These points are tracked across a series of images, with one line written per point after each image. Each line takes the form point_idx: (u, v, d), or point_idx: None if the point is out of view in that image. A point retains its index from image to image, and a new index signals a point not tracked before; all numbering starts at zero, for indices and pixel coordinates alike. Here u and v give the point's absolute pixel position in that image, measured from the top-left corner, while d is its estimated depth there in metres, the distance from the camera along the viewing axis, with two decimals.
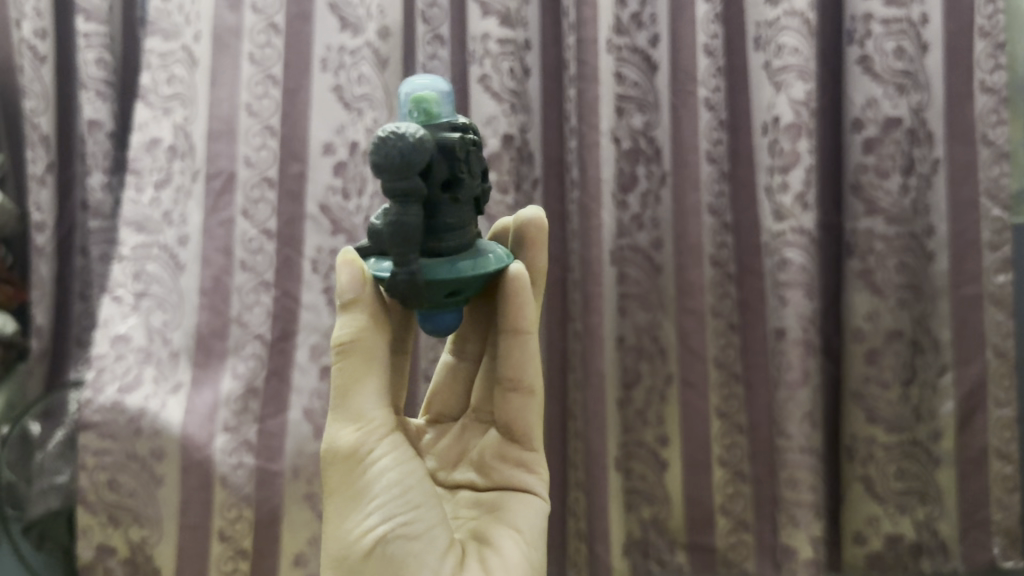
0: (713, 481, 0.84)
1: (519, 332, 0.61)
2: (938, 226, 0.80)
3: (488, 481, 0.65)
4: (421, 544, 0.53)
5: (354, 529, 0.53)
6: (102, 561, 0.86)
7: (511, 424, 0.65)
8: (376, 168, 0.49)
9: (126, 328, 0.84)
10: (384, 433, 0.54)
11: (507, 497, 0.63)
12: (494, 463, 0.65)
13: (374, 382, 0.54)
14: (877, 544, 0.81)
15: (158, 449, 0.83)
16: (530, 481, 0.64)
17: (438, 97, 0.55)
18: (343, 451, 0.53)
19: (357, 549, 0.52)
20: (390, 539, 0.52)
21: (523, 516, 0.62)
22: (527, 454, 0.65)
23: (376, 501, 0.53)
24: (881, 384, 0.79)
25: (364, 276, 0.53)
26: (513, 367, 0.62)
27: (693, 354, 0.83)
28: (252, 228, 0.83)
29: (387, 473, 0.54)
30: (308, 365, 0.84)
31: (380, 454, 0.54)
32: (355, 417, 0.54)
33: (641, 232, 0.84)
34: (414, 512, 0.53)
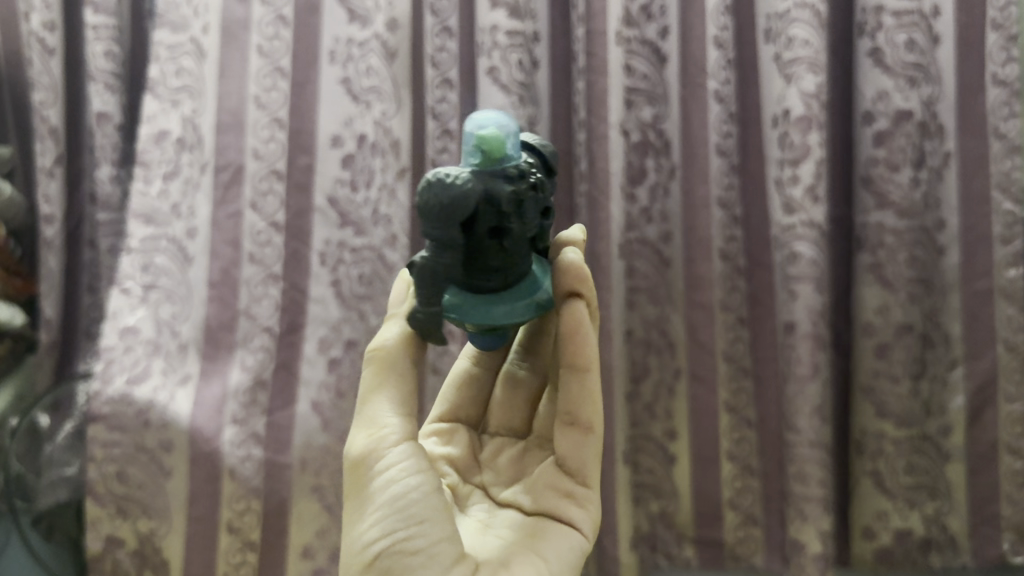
0: (722, 475, 0.84)
1: (577, 370, 0.58)
2: (949, 220, 0.79)
3: (534, 508, 0.62)
4: (418, 560, 0.51)
5: (359, 538, 0.53)
6: (110, 552, 0.86)
7: (566, 459, 0.62)
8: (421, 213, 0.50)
9: (134, 320, 0.83)
10: (396, 445, 0.54)
11: (546, 528, 0.60)
12: (543, 492, 0.62)
13: (388, 389, 0.55)
14: (886, 539, 0.80)
15: (166, 441, 0.83)
16: (575, 516, 0.61)
17: (498, 134, 0.52)
18: (352, 460, 0.55)
19: (359, 559, 0.53)
20: (388, 553, 0.51)
21: (553, 547, 0.58)
22: (579, 488, 0.62)
23: (378, 512, 0.53)
24: (890, 378, 0.79)
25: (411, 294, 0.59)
26: (572, 403, 0.60)
27: (702, 348, 0.83)
28: (261, 220, 0.83)
29: (391, 485, 0.53)
30: (316, 357, 0.83)
31: (389, 463, 0.54)
32: (371, 426, 0.55)
33: (650, 225, 0.84)
34: (415, 527, 0.52)
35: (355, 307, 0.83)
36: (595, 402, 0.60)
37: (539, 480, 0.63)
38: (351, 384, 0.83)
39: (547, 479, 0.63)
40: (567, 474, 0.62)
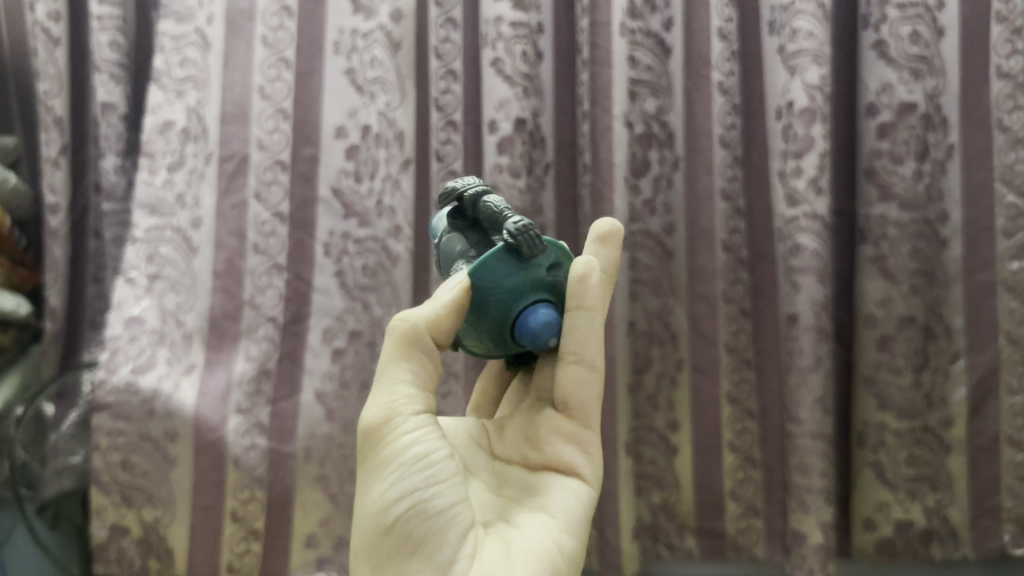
0: (724, 466, 0.84)
1: (580, 310, 0.54)
2: (952, 212, 0.80)
3: (538, 460, 0.59)
4: (439, 518, 0.51)
5: (376, 498, 0.51)
6: (115, 541, 0.84)
7: (570, 400, 0.58)
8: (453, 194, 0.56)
9: (139, 310, 0.82)
10: (415, 409, 0.53)
11: (549, 484, 0.58)
12: (546, 441, 0.59)
13: (409, 368, 0.53)
14: (887, 530, 0.80)
15: (171, 430, 0.82)
16: (581, 466, 0.58)
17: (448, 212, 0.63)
18: (371, 421, 0.52)
19: (377, 519, 0.50)
20: (410, 512, 0.50)
21: (559, 501, 0.56)
22: (582, 432, 0.59)
23: (400, 472, 0.51)
24: (893, 369, 0.79)
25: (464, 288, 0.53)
26: (576, 342, 0.55)
27: (705, 339, 0.83)
28: (265, 211, 0.83)
29: (412, 447, 0.51)
30: (320, 347, 0.84)
31: (410, 426, 0.52)
32: (388, 393, 0.53)
33: (653, 217, 0.84)
34: (436, 485, 0.51)
35: (358, 298, 0.84)
36: (598, 338, 0.55)
37: (542, 424, 0.60)
38: (355, 373, 0.84)
39: (550, 425, 0.59)
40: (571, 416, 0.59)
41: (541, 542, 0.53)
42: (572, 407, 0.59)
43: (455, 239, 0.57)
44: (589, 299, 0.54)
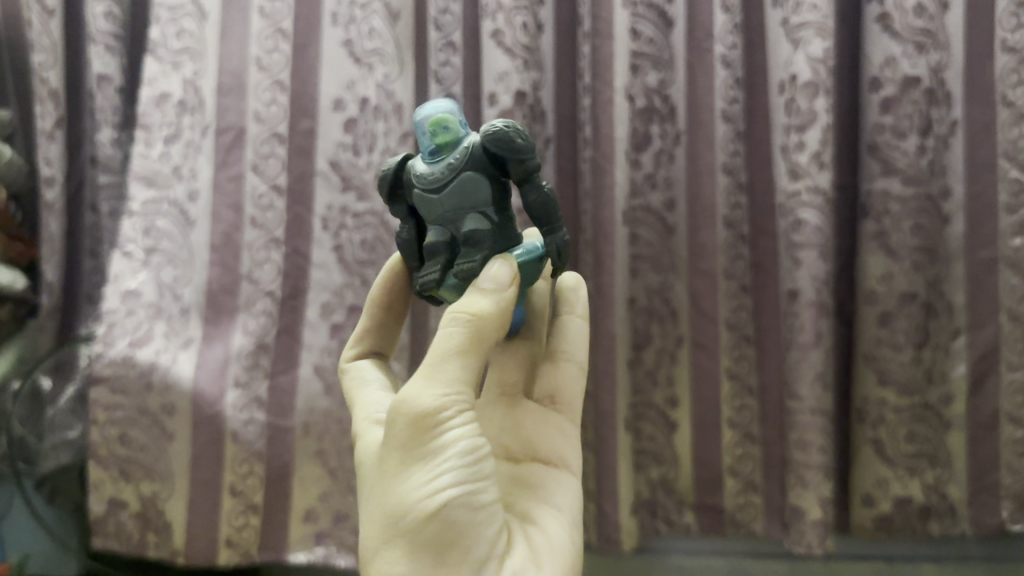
0: (723, 441, 0.84)
1: (569, 311, 0.68)
2: (955, 188, 0.80)
3: (526, 454, 0.64)
4: (479, 517, 0.50)
5: (420, 488, 0.48)
6: (113, 515, 0.84)
7: (558, 395, 0.67)
8: (518, 153, 0.54)
9: (136, 284, 0.81)
10: (463, 402, 0.50)
11: (544, 473, 0.63)
12: (534, 432, 0.65)
13: (463, 358, 0.51)
14: (886, 506, 0.80)
15: (169, 404, 0.81)
16: (566, 459, 0.65)
17: (450, 116, 0.57)
18: (418, 409, 0.48)
19: (419, 510, 0.48)
20: (456, 506, 0.48)
21: (558, 495, 0.61)
22: (567, 424, 0.67)
23: (449, 465, 0.49)
24: (893, 346, 0.79)
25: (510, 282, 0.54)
26: (569, 340, 0.68)
27: (705, 316, 0.83)
28: (262, 184, 0.82)
29: (462, 442, 0.49)
30: (318, 323, 0.83)
31: (459, 419, 0.50)
32: (437, 380, 0.50)
33: (654, 192, 0.83)
34: (480, 483, 0.50)
35: (357, 272, 0.83)
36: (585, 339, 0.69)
37: (526, 417, 0.66)
38: None
39: (537, 416, 0.66)
40: (555, 411, 0.67)
41: (558, 544, 0.55)
42: (559, 403, 0.67)
43: (483, 184, 0.56)
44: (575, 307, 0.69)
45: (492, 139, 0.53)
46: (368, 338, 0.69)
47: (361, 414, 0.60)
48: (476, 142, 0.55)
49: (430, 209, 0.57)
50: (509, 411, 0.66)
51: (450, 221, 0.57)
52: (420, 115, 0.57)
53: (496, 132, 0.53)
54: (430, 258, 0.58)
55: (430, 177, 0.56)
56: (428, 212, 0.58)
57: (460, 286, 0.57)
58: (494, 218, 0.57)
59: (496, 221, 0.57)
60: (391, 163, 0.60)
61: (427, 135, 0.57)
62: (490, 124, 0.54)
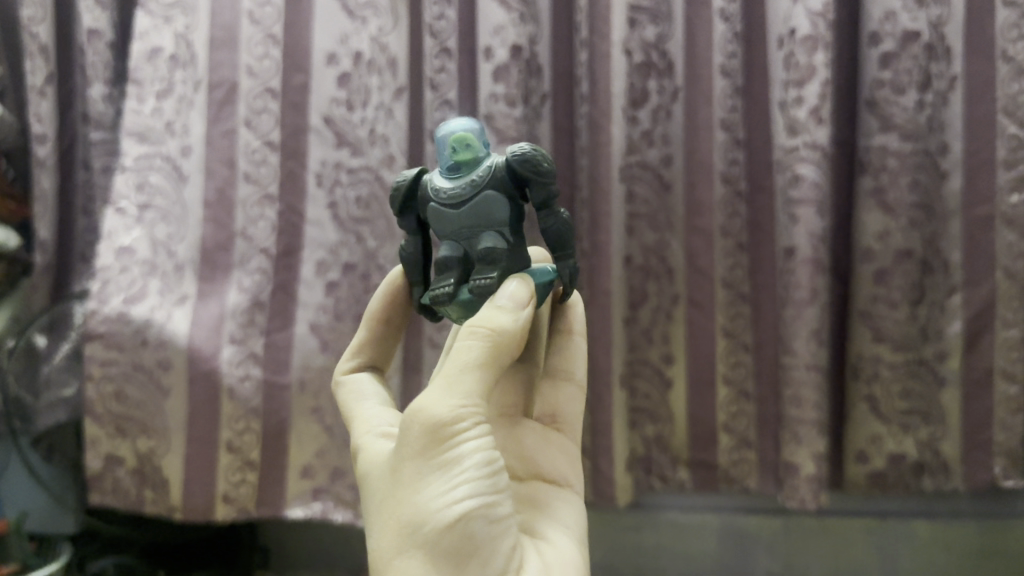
0: (718, 398, 0.84)
1: (566, 329, 0.67)
2: (952, 144, 0.79)
3: (529, 472, 0.60)
4: (498, 532, 0.46)
5: (437, 499, 0.45)
6: (111, 471, 0.84)
7: (559, 414, 0.66)
8: (542, 175, 0.55)
9: (130, 240, 0.81)
10: (480, 414, 0.47)
11: (549, 491, 0.59)
12: (536, 451, 0.61)
13: (481, 369, 0.48)
14: (879, 462, 0.81)
15: (164, 360, 0.81)
16: (570, 479, 0.62)
17: (472, 135, 0.58)
18: (434, 418, 0.46)
19: (435, 522, 0.45)
20: (475, 518, 0.45)
21: (564, 512, 0.58)
22: (568, 444, 0.64)
23: (467, 477, 0.46)
24: (889, 303, 0.79)
25: (527, 300, 0.54)
26: (568, 359, 0.67)
27: (701, 273, 0.83)
28: (255, 139, 0.81)
29: (479, 454, 0.46)
30: (313, 281, 0.82)
31: (477, 430, 0.47)
32: (455, 389, 0.47)
33: (651, 148, 0.83)
34: (498, 497, 0.47)
35: (352, 230, 0.83)
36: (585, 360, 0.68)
37: (527, 438, 0.62)
38: (350, 305, 0.83)
39: (539, 436, 0.63)
40: (557, 430, 0.65)
41: (575, 562, 0.52)
42: (559, 421, 0.65)
43: (502, 203, 0.57)
44: (575, 326, 0.68)
45: (518, 158, 0.55)
46: (367, 350, 0.66)
47: (362, 429, 0.57)
48: (499, 161, 0.57)
49: (447, 224, 0.58)
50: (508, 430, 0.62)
51: (468, 237, 0.58)
52: (442, 131, 0.59)
53: (522, 153, 0.55)
54: (443, 273, 0.58)
55: (449, 192, 0.57)
56: (444, 227, 0.58)
57: (473, 304, 0.57)
58: (510, 237, 0.58)
59: (513, 242, 0.58)
60: (408, 176, 0.61)
61: (447, 151, 0.58)
62: (516, 146, 0.56)
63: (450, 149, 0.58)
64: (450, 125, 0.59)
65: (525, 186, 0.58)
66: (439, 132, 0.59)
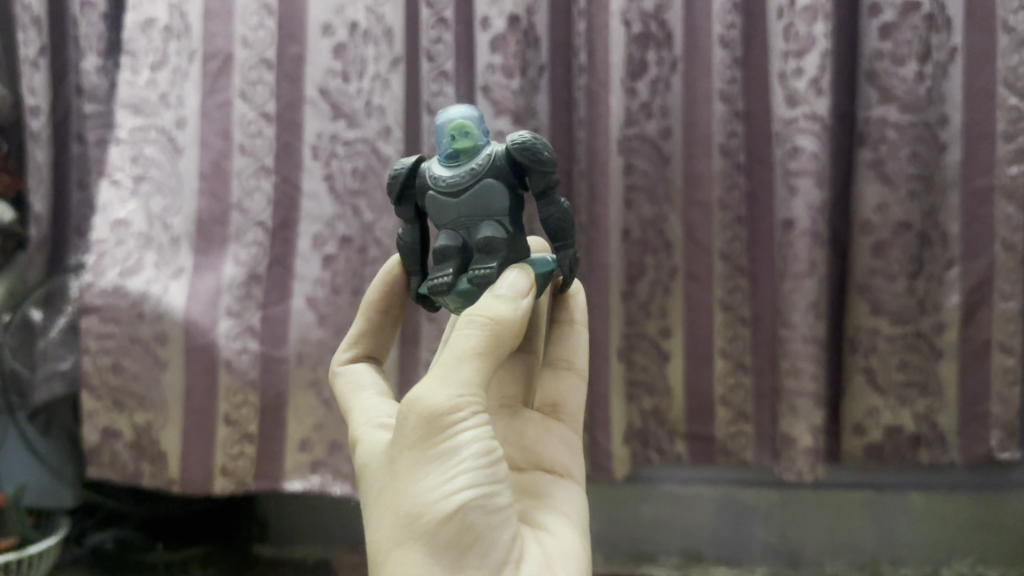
0: (715, 371, 0.84)
1: (567, 320, 0.67)
2: (952, 116, 0.79)
3: (529, 462, 0.60)
4: (497, 521, 0.46)
5: (435, 489, 0.45)
6: (108, 445, 0.84)
7: (560, 404, 0.65)
8: (542, 165, 0.55)
9: (126, 213, 0.81)
10: (478, 404, 0.47)
11: (549, 483, 0.59)
12: (537, 440, 0.61)
13: (479, 359, 0.47)
14: (877, 435, 0.82)
15: (161, 334, 0.81)
16: (570, 470, 0.61)
17: (471, 123, 0.58)
18: (433, 408, 0.45)
19: (434, 512, 0.44)
20: (473, 507, 0.45)
21: (564, 501, 0.57)
22: (569, 434, 0.64)
23: (465, 466, 0.45)
24: (888, 277, 0.79)
25: (526, 290, 0.53)
26: (569, 349, 0.67)
27: (699, 247, 0.83)
28: (250, 111, 0.80)
29: (477, 443, 0.46)
30: (310, 254, 0.82)
31: (475, 420, 0.46)
32: (453, 379, 0.46)
33: (650, 121, 0.82)
34: (497, 486, 0.46)
35: (349, 203, 0.82)
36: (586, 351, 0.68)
37: (528, 426, 0.62)
38: (346, 279, 0.83)
39: (539, 426, 0.62)
40: (557, 420, 0.65)
41: (574, 552, 0.52)
42: (561, 412, 0.65)
43: (502, 191, 0.56)
44: (577, 316, 0.68)
45: (517, 145, 0.55)
46: (364, 340, 0.66)
47: (359, 419, 0.56)
48: (498, 150, 0.57)
49: (446, 213, 0.58)
50: (506, 419, 0.63)
51: (467, 226, 0.58)
52: (441, 119, 0.59)
53: (520, 142, 0.55)
54: (441, 263, 0.58)
55: (448, 180, 0.57)
56: (442, 214, 0.58)
57: (472, 291, 0.56)
58: (509, 226, 0.57)
59: (512, 231, 0.58)
60: (405, 165, 0.60)
61: (446, 139, 0.58)
62: (514, 134, 0.56)
63: (448, 138, 0.58)
64: (449, 115, 0.59)
65: (523, 175, 0.58)
66: (438, 121, 0.59)
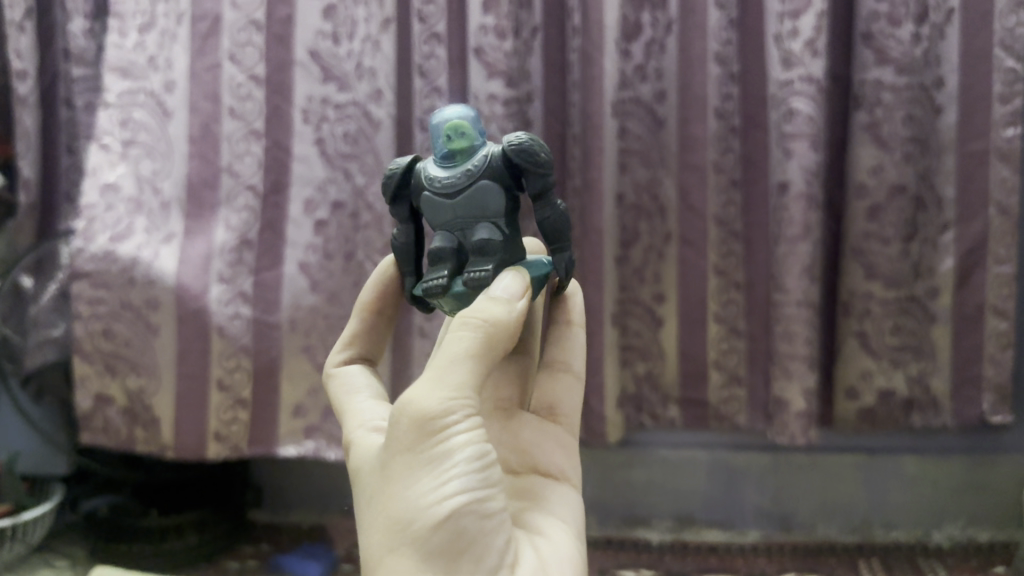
0: (709, 335, 0.84)
1: (564, 321, 0.65)
2: (949, 78, 0.78)
3: (524, 464, 0.59)
4: (489, 526, 0.45)
5: (426, 495, 0.43)
6: (101, 410, 0.84)
7: (556, 406, 0.64)
8: (539, 167, 0.53)
9: (115, 177, 0.80)
10: (471, 407, 0.45)
11: (545, 486, 0.58)
12: (533, 442, 0.60)
13: (474, 361, 0.45)
14: (869, 398, 0.82)
15: (153, 299, 0.80)
16: (567, 473, 0.60)
17: (467, 123, 0.56)
18: (423, 411, 0.43)
19: (426, 517, 0.43)
20: (465, 513, 0.43)
21: (559, 504, 0.56)
22: (567, 436, 0.63)
23: (457, 472, 0.44)
24: (881, 240, 0.79)
25: (523, 292, 0.51)
26: (565, 351, 0.65)
27: (693, 211, 0.82)
28: (240, 73, 0.79)
29: (470, 448, 0.44)
30: (302, 219, 0.82)
31: (468, 423, 0.44)
32: (446, 382, 0.44)
33: (644, 84, 0.82)
34: (490, 490, 0.45)
35: (340, 166, 0.82)
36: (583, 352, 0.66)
37: (524, 430, 0.60)
38: (338, 245, 0.83)
39: (535, 427, 0.61)
40: (554, 422, 0.63)
41: (569, 556, 0.50)
42: (557, 414, 0.64)
43: (498, 194, 0.55)
44: (575, 316, 0.66)
45: (513, 148, 0.53)
46: (358, 340, 0.64)
47: (354, 421, 0.55)
48: (494, 151, 0.55)
49: (441, 214, 0.56)
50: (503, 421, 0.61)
51: (462, 228, 0.56)
52: (437, 119, 0.57)
53: (518, 143, 0.53)
54: (436, 265, 0.57)
55: (443, 181, 0.56)
56: (436, 215, 0.57)
57: (466, 295, 0.55)
58: (505, 228, 0.56)
59: (508, 234, 0.56)
60: (399, 165, 0.58)
61: (442, 139, 0.57)
62: (511, 135, 0.54)
63: (444, 138, 0.56)
64: (445, 114, 0.57)
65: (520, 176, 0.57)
66: (433, 121, 0.58)
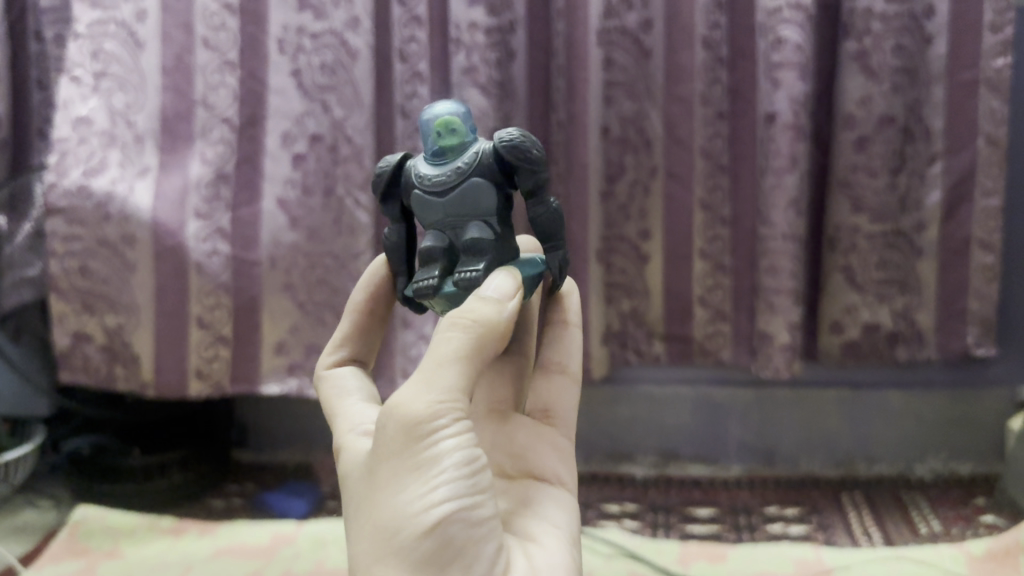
0: (695, 270, 0.84)
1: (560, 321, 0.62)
2: (939, 5, 0.75)
3: (518, 469, 0.57)
4: (479, 536, 0.42)
5: (413, 504, 0.40)
6: (80, 348, 0.83)
7: (552, 408, 0.61)
8: (531, 163, 0.51)
9: (88, 110, 0.79)
10: (460, 410, 0.42)
11: (538, 491, 0.55)
12: (528, 447, 0.57)
13: (463, 361, 0.42)
14: (854, 332, 0.81)
15: (129, 235, 0.79)
16: (563, 476, 0.57)
17: (457, 119, 0.54)
18: (409, 415, 0.40)
19: (411, 526, 0.40)
20: (454, 521, 0.40)
21: (551, 506, 0.53)
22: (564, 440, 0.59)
23: (446, 478, 0.41)
24: (869, 171, 0.78)
25: (515, 291, 0.48)
26: (561, 351, 0.62)
27: (680, 144, 0.81)
28: (212, 2, 0.76)
29: (459, 452, 0.41)
30: (279, 152, 0.80)
31: (456, 427, 0.41)
32: (433, 383, 0.41)
33: (631, 12, 0.79)
34: (480, 497, 0.42)
35: (318, 98, 0.79)
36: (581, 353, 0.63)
37: (519, 433, 0.58)
38: (317, 179, 0.81)
39: (530, 430, 0.58)
40: (550, 425, 0.60)
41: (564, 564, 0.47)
42: (554, 417, 0.60)
43: (489, 192, 0.53)
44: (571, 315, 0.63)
45: (505, 144, 0.51)
46: (351, 342, 0.62)
47: (343, 425, 0.52)
48: (486, 147, 0.53)
49: (431, 213, 0.54)
50: (497, 426, 0.59)
51: (453, 228, 0.54)
52: (426, 115, 0.55)
53: (508, 138, 0.51)
54: (426, 264, 0.54)
55: (433, 179, 0.54)
56: (427, 215, 0.55)
57: (456, 296, 0.52)
58: (496, 227, 0.54)
59: (501, 232, 0.54)
60: (388, 163, 0.57)
61: (432, 136, 0.55)
62: (502, 130, 0.52)
63: (433, 134, 0.54)
64: (434, 111, 0.55)
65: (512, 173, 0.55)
66: (423, 117, 0.56)
